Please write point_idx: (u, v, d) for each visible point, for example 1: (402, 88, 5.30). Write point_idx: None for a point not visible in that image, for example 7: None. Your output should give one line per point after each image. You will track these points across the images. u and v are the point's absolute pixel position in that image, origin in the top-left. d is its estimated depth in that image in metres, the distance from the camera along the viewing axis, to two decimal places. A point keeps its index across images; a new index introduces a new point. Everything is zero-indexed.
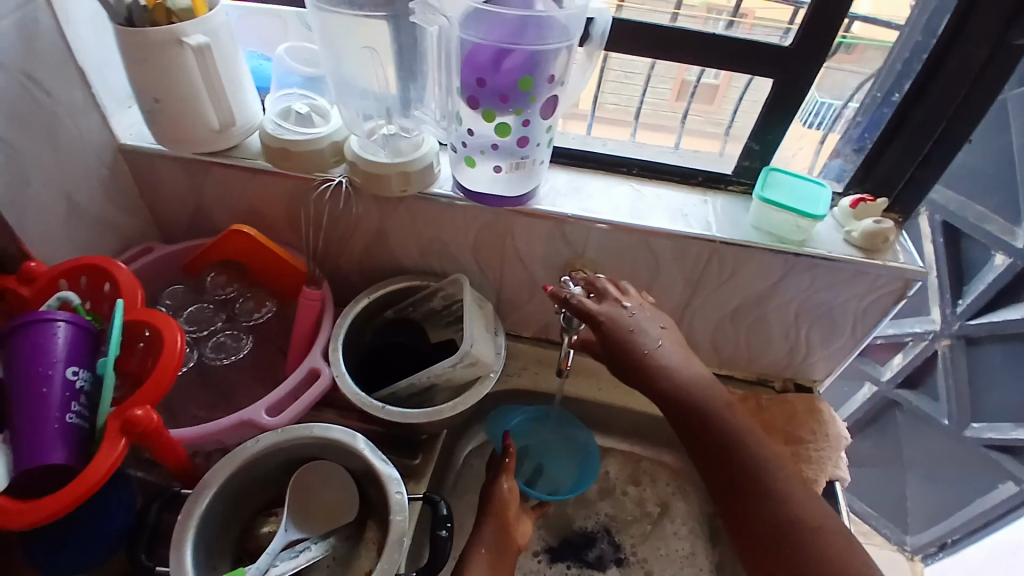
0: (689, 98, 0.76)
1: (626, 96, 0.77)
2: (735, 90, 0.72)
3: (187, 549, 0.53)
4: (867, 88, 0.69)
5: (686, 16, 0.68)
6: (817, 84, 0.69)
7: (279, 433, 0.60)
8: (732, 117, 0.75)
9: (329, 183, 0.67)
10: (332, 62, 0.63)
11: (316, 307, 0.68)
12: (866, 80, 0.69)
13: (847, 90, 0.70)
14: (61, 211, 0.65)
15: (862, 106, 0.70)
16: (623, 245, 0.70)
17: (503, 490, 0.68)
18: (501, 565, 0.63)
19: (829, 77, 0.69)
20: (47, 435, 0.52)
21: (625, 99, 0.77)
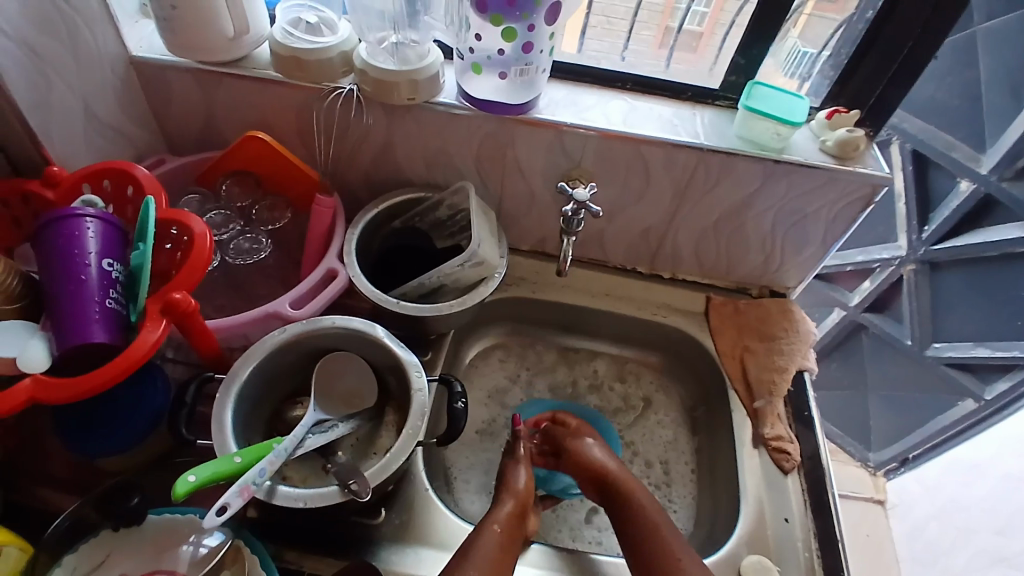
0: (671, 45, 0.82)
1: (610, 42, 0.82)
2: (718, 36, 0.78)
3: (226, 418, 0.58)
4: (843, 31, 0.75)
5: None
6: (798, 32, 0.77)
7: (305, 323, 0.65)
8: (715, 60, 0.81)
9: (339, 91, 0.70)
10: None
11: (329, 214, 0.71)
12: (838, 29, 0.75)
13: (823, 39, 0.77)
14: (81, 120, 0.67)
15: (834, 54, 0.77)
16: (617, 156, 0.74)
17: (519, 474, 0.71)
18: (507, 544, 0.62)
19: (812, 24, 0.76)
20: (88, 317, 0.55)
21: (609, 46, 0.83)
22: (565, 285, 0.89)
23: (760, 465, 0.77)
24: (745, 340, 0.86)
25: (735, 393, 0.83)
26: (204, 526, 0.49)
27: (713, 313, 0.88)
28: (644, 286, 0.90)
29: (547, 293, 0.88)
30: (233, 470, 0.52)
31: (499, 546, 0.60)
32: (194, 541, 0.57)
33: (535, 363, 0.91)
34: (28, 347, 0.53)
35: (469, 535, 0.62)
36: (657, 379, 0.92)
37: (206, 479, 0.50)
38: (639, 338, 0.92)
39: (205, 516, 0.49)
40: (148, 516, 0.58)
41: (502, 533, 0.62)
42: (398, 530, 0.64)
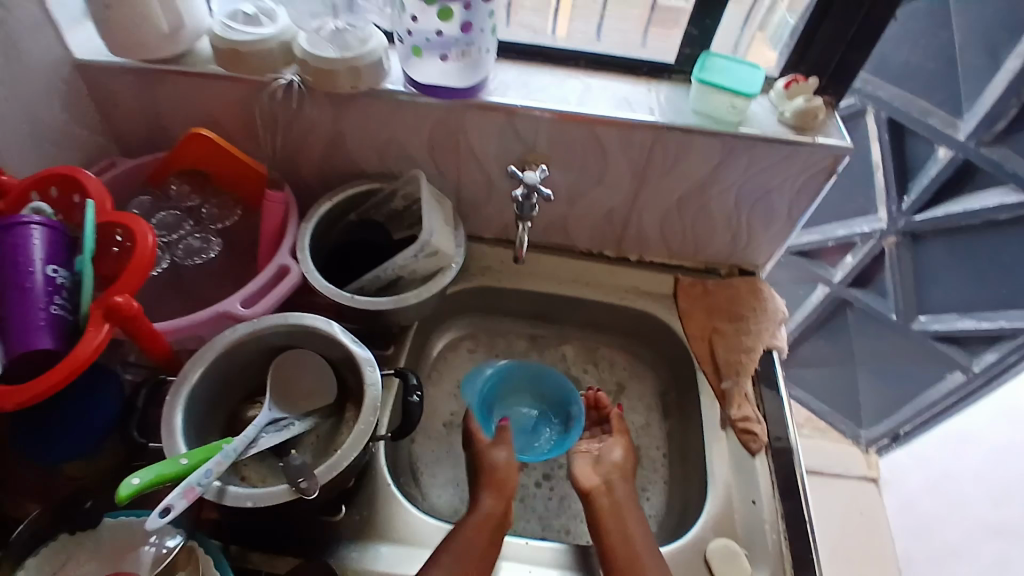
0: (649, 21, 0.80)
1: (591, 20, 0.81)
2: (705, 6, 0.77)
3: (177, 420, 0.57)
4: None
5: None
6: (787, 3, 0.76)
7: (255, 322, 0.64)
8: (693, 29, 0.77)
9: (280, 81, 0.68)
10: None
11: (280, 210, 0.70)
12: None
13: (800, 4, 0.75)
14: (25, 126, 0.66)
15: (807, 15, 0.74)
16: (571, 138, 0.72)
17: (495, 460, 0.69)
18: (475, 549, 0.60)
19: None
20: (34, 324, 0.54)
21: (591, 25, 0.81)
22: (529, 272, 0.88)
23: (729, 447, 0.77)
24: (714, 321, 0.85)
25: (704, 377, 0.82)
26: (148, 527, 0.49)
27: (682, 295, 0.87)
28: (610, 271, 0.89)
29: (513, 282, 0.87)
30: (178, 472, 0.51)
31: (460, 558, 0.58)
32: (155, 541, 0.57)
33: (505, 352, 0.90)
34: None
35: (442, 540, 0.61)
36: (629, 363, 0.91)
37: (151, 482, 0.50)
38: (609, 324, 0.91)
39: (149, 518, 0.49)
40: (103, 519, 0.58)
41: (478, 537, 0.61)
42: (359, 527, 0.63)
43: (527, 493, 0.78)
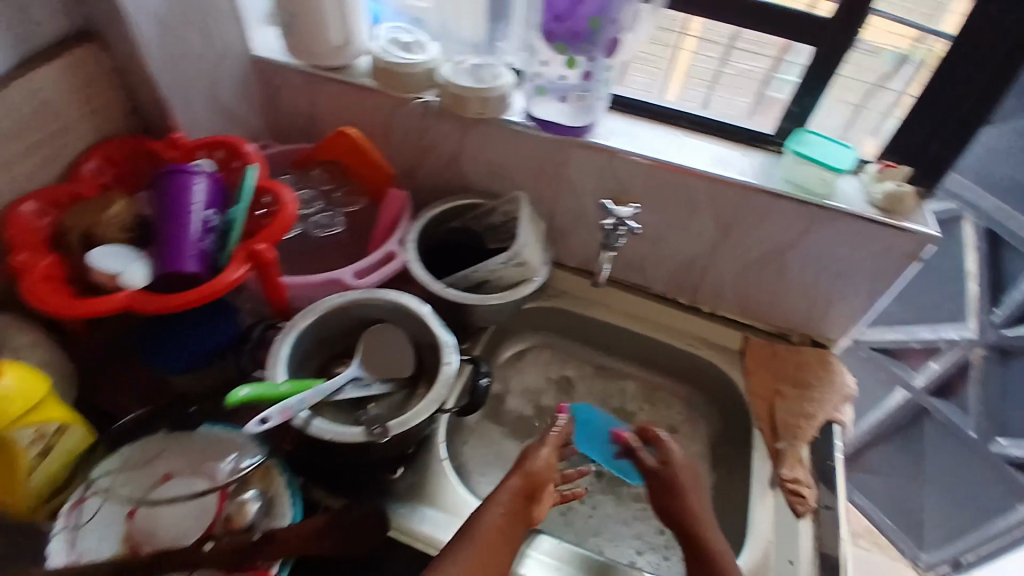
0: (755, 98, 0.86)
1: (699, 88, 0.88)
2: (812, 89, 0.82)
3: (281, 359, 0.67)
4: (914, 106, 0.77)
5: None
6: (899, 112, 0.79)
7: (361, 292, 0.74)
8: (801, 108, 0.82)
9: (420, 100, 0.81)
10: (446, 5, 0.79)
11: (398, 206, 0.81)
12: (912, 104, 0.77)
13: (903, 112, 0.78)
14: (207, 103, 0.81)
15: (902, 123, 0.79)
16: (664, 183, 0.80)
17: (539, 459, 0.67)
18: (506, 535, 0.61)
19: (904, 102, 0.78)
20: (187, 251, 0.65)
21: (699, 93, 0.88)
22: (602, 303, 0.94)
23: (774, 504, 0.77)
24: (779, 383, 0.87)
25: (760, 433, 0.84)
26: (246, 432, 0.58)
27: (749, 353, 0.90)
28: (682, 316, 0.94)
29: (585, 309, 0.93)
30: (277, 395, 0.61)
31: (481, 548, 0.58)
32: (233, 461, 0.63)
33: (568, 375, 0.95)
34: (130, 267, 0.64)
35: (471, 520, 0.60)
36: (685, 409, 0.94)
37: (254, 396, 0.59)
38: (671, 366, 0.95)
39: (248, 425, 0.58)
40: (203, 425, 0.65)
41: (503, 529, 0.60)
42: (411, 489, 0.70)
43: (567, 510, 0.81)
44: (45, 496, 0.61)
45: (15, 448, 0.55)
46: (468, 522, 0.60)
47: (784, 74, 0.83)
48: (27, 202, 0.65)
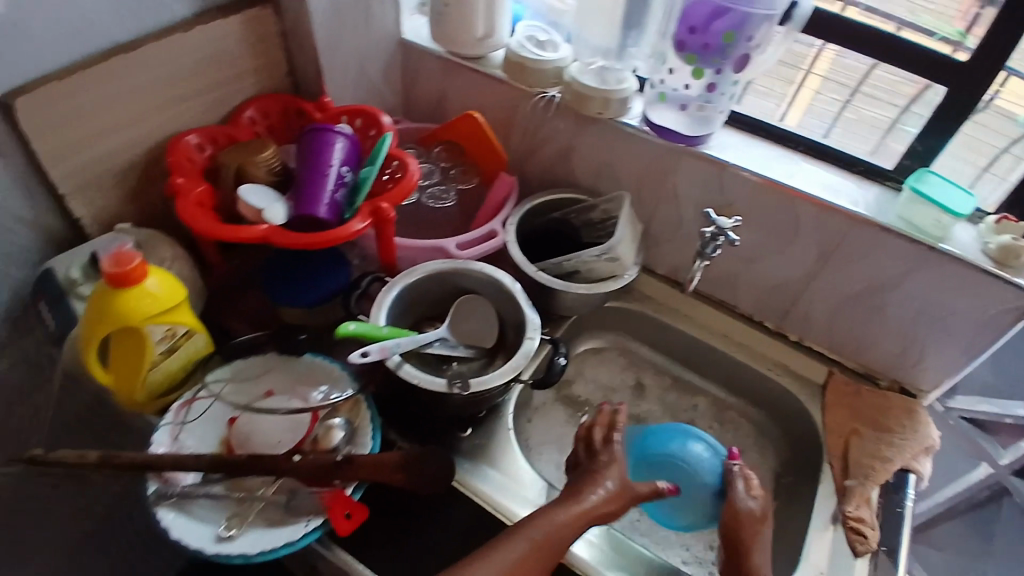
0: (881, 135, 0.85)
1: (822, 118, 0.88)
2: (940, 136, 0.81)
3: (382, 309, 0.73)
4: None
5: (908, 32, 0.78)
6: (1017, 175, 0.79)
7: (454, 261, 0.79)
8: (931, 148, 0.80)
9: (544, 95, 0.86)
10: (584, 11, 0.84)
11: (506, 189, 0.87)
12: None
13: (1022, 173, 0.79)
14: (355, 75, 0.89)
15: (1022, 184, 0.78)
16: (771, 202, 0.81)
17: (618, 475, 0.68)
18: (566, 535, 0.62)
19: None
20: (321, 199, 0.73)
21: (821, 122, 0.88)
22: (686, 314, 0.95)
23: (833, 543, 0.75)
24: (857, 423, 0.85)
25: (829, 469, 0.82)
26: (349, 362, 0.63)
27: (831, 389, 0.89)
28: (767, 340, 0.94)
29: (668, 317, 0.95)
30: (378, 335, 0.66)
31: (540, 540, 0.60)
32: (324, 391, 0.69)
33: (643, 383, 0.96)
34: (271, 206, 0.71)
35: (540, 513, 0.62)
36: (754, 434, 0.93)
37: (359, 332, 0.65)
38: (747, 389, 0.94)
39: (351, 355, 0.63)
40: (304, 355, 0.72)
41: (567, 529, 0.62)
42: (475, 449, 0.73)
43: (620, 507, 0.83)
44: (158, 394, 0.67)
45: (148, 340, 0.61)
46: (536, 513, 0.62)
47: (907, 126, 0.83)
48: (191, 135, 0.75)
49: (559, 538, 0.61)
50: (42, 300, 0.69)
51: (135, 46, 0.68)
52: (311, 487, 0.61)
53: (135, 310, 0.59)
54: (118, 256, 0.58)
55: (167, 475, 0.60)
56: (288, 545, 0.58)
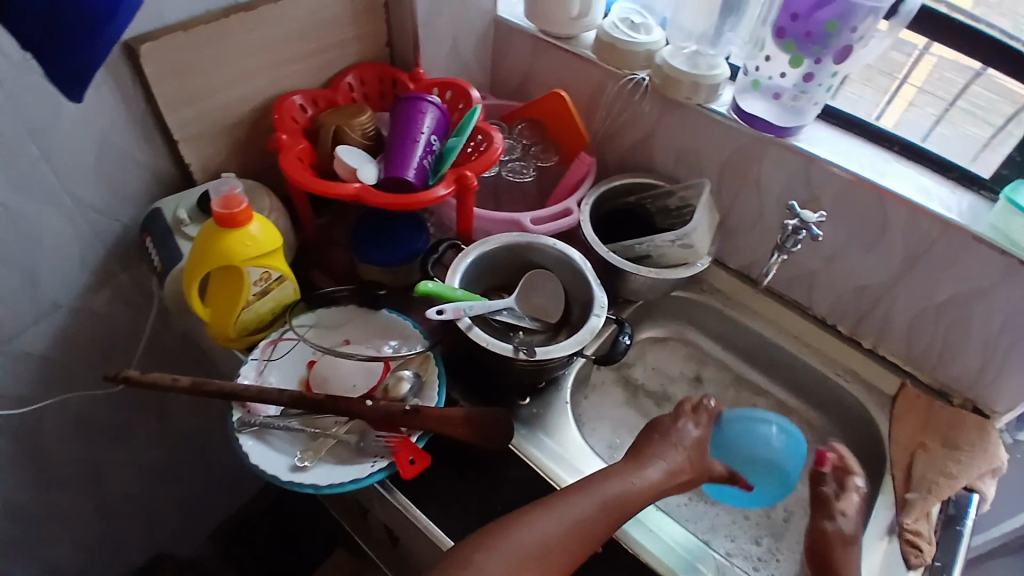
0: (979, 148, 0.81)
1: (916, 126, 0.85)
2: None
3: (457, 273, 0.76)
4: None
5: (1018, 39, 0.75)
6: None
7: (528, 235, 0.81)
8: None
9: (633, 78, 0.87)
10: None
11: (582, 170, 0.89)
12: None
13: None
14: (449, 49, 0.93)
15: None
16: (858, 201, 0.79)
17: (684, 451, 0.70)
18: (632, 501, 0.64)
19: None
20: (409, 163, 0.76)
21: (914, 129, 0.85)
22: (754, 310, 0.95)
23: (887, 553, 0.74)
24: (925, 436, 0.82)
25: (891, 479, 0.80)
26: (427, 317, 0.66)
27: (902, 399, 0.86)
28: (837, 344, 0.92)
29: (735, 311, 0.94)
30: (453, 297, 0.70)
31: (606, 501, 0.63)
32: (395, 346, 0.73)
33: (702, 374, 0.96)
34: (363, 167, 0.76)
35: (601, 477, 0.65)
36: (814, 438, 0.92)
37: (438, 292, 0.69)
38: (811, 391, 0.93)
39: (429, 311, 0.66)
40: (383, 311, 0.76)
41: (629, 497, 0.64)
42: (533, 416, 0.76)
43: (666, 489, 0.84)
44: (248, 332, 0.72)
45: (245, 280, 0.67)
46: (598, 477, 0.65)
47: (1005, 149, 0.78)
48: (296, 95, 0.81)
49: (626, 505, 0.64)
50: (149, 238, 0.75)
51: (252, 6, 0.72)
52: (380, 431, 0.65)
53: (238, 251, 0.64)
54: (227, 199, 0.63)
55: (250, 406, 0.65)
56: (357, 482, 0.62)
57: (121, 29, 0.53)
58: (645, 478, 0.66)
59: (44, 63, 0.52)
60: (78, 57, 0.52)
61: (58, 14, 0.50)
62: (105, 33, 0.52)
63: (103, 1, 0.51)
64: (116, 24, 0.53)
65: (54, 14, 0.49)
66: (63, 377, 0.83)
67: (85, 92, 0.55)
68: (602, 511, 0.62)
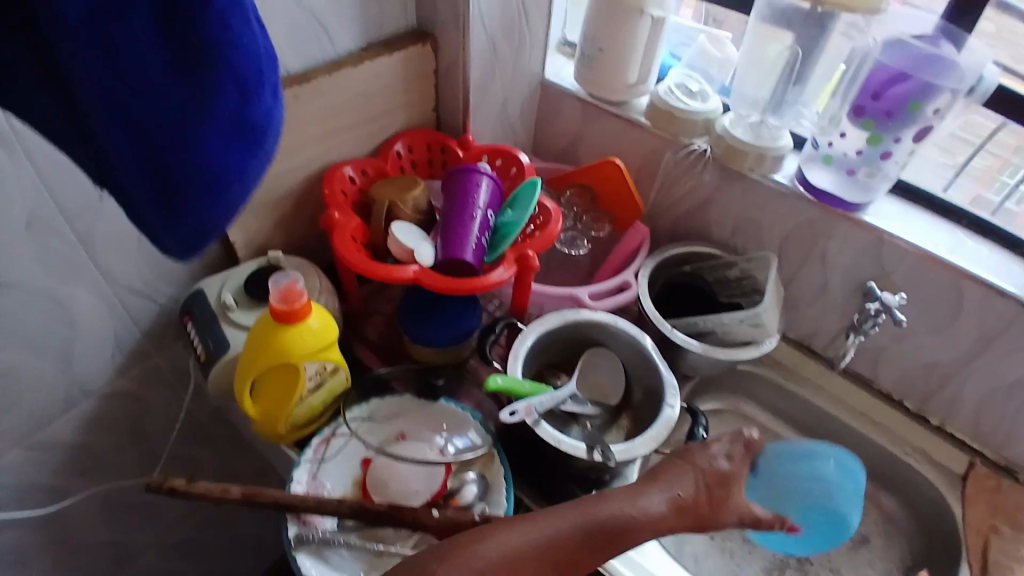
0: (993, 185, 0.83)
1: (927, 171, 0.84)
2: None
3: (519, 360, 0.72)
4: None
5: None
6: None
7: (589, 313, 0.77)
8: None
9: (692, 147, 0.83)
10: (743, 67, 0.82)
11: (637, 241, 0.86)
12: None
13: None
14: (495, 113, 0.90)
15: None
16: (931, 279, 0.75)
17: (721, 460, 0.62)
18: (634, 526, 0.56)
19: None
20: (468, 242, 0.72)
21: (927, 174, 0.84)
22: (814, 382, 0.91)
23: None
24: (999, 521, 0.78)
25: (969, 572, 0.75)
26: (500, 419, 0.63)
27: (972, 481, 0.82)
28: (902, 420, 0.88)
29: (794, 385, 0.90)
30: (522, 390, 0.66)
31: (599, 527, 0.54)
32: (447, 436, 0.69)
33: None
34: (421, 246, 0.72)
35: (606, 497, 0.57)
36: (881, 519, 0.87)
37: (508, 386, 0.65)
38: (874, 468, 0.89)
39: (501, 413, 0.64)
40: (440, 400, 0.72)
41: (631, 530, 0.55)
42: None
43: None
44: (298, 427, 0.67)
45: (302, 376, 0.62)
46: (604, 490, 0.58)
47: (1011, 180, 0.82)
48: (347, 166, 0.77)
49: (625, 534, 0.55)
50: (190, 321, 0.70)
51: (305, 80, 0.69)
52: None
53: (295, 348, 0.60)
54: (286, 292, 0.59)
55: (307, 517, 0.60)
56: None
57: (251, 184, 0.41)
58: (647, 508, 0.57)
59: (149, 228, 0.41)
60: (189, 220, 0.40)
61: (166, 167, 0.38)
62: (228, 188, 0.40)
63: (230, 157, 0.39)
64: (246, 175, 0.40)
65: (167, 180, 0.38)
66: (87, 466, 0.77)
67: (198, 254, 0.43)
68: (582, 532, 0.54)
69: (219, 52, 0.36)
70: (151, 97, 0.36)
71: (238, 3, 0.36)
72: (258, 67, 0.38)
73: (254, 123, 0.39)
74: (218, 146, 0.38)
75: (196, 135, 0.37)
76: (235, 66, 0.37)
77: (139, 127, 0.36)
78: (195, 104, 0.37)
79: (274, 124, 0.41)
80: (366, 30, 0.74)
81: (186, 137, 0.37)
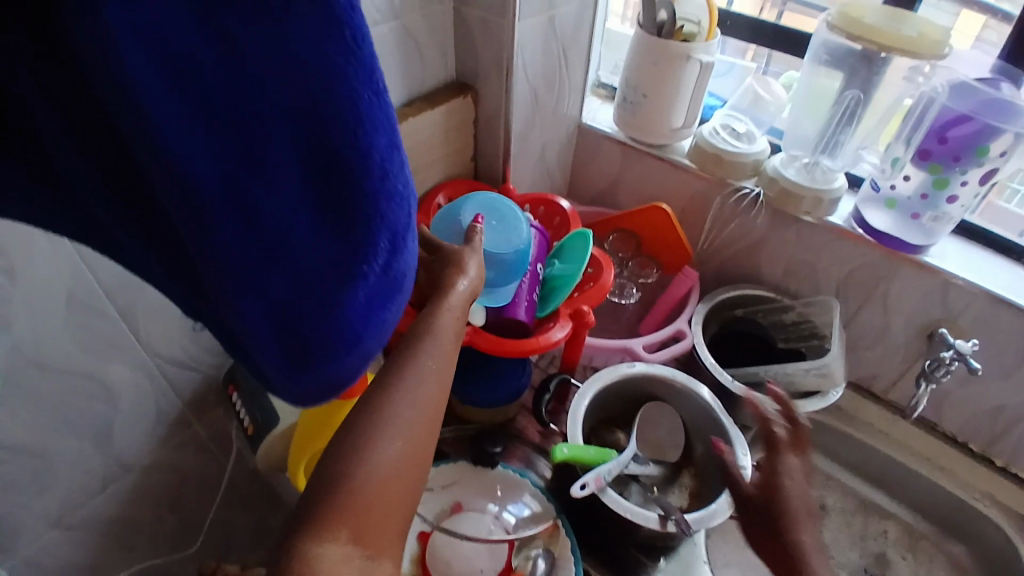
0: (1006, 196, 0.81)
1: None
2: None
3: (578, 423, 0.67)
4: None
5: None
6: None
7: (647, 367, 0.74)
8: None
9: (742, 190, 0.81)
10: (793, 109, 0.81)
11: (687, 286, 0.82)
12: None
13: None
14: (534, 159, 0.88)
15: None
16: (1002, 322, 0.72)
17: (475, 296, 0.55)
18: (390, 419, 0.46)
19: None
20: (521, 299, 0.69)
21: None
22: (875, 427, 0.87)
23: None
24: None
25: None
26: (570, 494, 0.60)
27: None
28: (970, 466, 0.83)
29: (855, 430, 0.86)
30: (588, 459, 0.62)
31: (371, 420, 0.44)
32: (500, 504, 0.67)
33: (825, 502, 0.88)
34: None
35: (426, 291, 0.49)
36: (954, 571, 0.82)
37: (574, 456, 0.62)
38: (944, 516, 0.84)
39: (571, 487, 0.60)
40: (498, 466, 0.69)
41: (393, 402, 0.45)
42: None
43: None
44: None
45: None
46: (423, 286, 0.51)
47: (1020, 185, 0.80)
48: None
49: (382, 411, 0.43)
50: (235, 391, 0.66)
51: None
52: None
53: None
54: None
55: None
56: None
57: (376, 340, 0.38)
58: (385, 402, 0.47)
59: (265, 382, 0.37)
60: (316, 379, 0.36)
61: (301, 331, 0.34)
62: (363, 346, 0.36)
63: (366, 315, 0.36)
64: (382, 328, 0.37)
65: (300, 341, 0.35)
66: None
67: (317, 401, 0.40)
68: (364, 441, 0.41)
69: (372, 205, 0.32)
70: (297, 257, 0.32)
71: (395, 154, 0.33)
72: (405, 214, 0.35)
73: (397, 273, 0.36)
74: (361, 306, 0.35)
75: (342, 299, 0.34)
76: (386, 220, 0.34)
77: (281, 288, 0.32)
78: (342, 261, 0.33)
79: (411, 269, 0.38)
80: (409, 86, 0.72)
81: (328, 297, 0.34)
